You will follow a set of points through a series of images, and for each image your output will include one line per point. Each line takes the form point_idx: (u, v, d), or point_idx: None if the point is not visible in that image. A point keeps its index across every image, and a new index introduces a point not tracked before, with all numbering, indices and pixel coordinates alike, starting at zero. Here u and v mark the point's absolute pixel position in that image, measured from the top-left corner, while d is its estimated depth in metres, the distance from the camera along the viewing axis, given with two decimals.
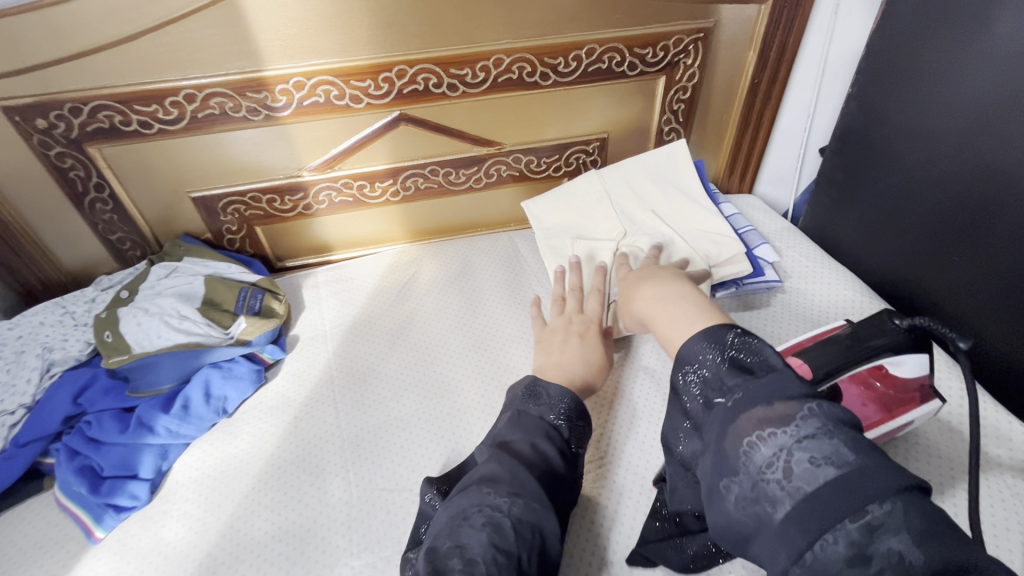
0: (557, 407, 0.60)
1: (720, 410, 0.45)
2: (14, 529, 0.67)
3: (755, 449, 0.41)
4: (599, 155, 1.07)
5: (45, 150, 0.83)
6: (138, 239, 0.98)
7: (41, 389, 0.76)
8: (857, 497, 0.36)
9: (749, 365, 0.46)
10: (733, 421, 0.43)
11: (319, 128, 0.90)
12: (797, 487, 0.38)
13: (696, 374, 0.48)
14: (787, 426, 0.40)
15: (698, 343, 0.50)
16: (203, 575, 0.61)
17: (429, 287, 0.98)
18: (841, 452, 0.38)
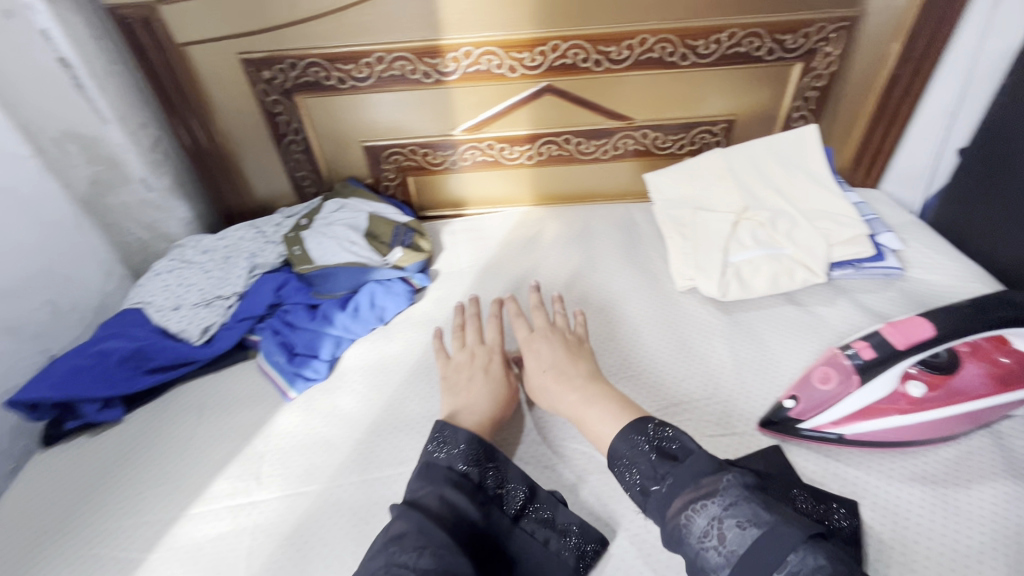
0: (469, 456, 0.63)
1: (657, 494, 0.57)
2: (228, 382, 0.86)
3: (693, 521, 0.52)
4: (724, 136, 1.13)
5: (265, 97, 1.03)
6: (316, 178, 1.17)
7: (247, 284, 0.96)
8: (774, 553, 0.47)
9: (672, 452, 0.59)
10: (669, 507, 0.55)
11: (476, 93, 1.04)
12: (731, 550, 0.49)
13: (632, 468, 0.60)
14: (714, 499, 0.52)
15: (626, 440, 0.62)
16: (371, 436, 0.76)
17: (554, 242, 1.09)
18: (758, 513, 0.50)
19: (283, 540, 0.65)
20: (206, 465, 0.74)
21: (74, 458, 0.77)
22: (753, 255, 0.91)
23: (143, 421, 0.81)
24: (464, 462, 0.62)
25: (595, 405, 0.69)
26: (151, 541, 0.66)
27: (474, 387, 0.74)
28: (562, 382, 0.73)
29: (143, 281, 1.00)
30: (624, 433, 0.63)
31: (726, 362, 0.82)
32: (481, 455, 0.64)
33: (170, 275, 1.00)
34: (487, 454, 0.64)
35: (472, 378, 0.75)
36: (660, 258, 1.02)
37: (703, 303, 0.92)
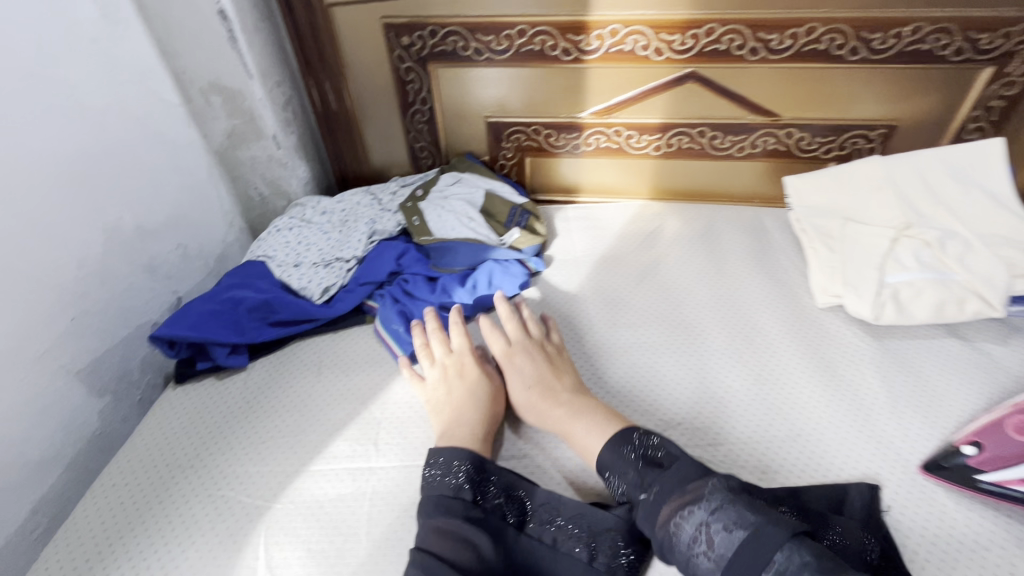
0: (462, 479, 0.62)
1: (647, 502, 0.57)
2: (345, 344, 0.87)
3: (682, 527, 0.52)
4: (880, 143, 1.02)
5: (400, 63, 1.03)
6: (434, 150, 1.17)
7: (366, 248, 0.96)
8: (759, 555, 0.47)
9: (658, 460, 0.60)
10: (658, 516, 0.55)
11: (614, 75, 0.99)
12: (719, 554, 0.49)
13: (619, 479, 0.61)
14: (699, 503, 0.53)
15: (614, 451, 0.63)
16: None
17: (675, 240, 1.02)
18: (742, 514, 0.50)
19: (401, 511, 0.64)
20: (325, 424, 0.74)
21: (202, 398, 0.80)
22: (915, 278, 0.82)
23: (265, 372, 0.83)
24: (458, 483, 0.61)
25: (573, 420, 0.69)
26: (275, 492, 0.67)
27: (456, 396, 0.72)
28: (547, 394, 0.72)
29: (266, 233, 1.02)
30: (612, 448, 0.63)
31: (877, 388, 0.75)
32: (475, 470, 0.63)
33: (292, 230, 1.01)
34: (480, 466, 0.63)
35: (457, 390, 0.73)
36: (797, 270, 0.94)
37: (848, 325, 0.84)
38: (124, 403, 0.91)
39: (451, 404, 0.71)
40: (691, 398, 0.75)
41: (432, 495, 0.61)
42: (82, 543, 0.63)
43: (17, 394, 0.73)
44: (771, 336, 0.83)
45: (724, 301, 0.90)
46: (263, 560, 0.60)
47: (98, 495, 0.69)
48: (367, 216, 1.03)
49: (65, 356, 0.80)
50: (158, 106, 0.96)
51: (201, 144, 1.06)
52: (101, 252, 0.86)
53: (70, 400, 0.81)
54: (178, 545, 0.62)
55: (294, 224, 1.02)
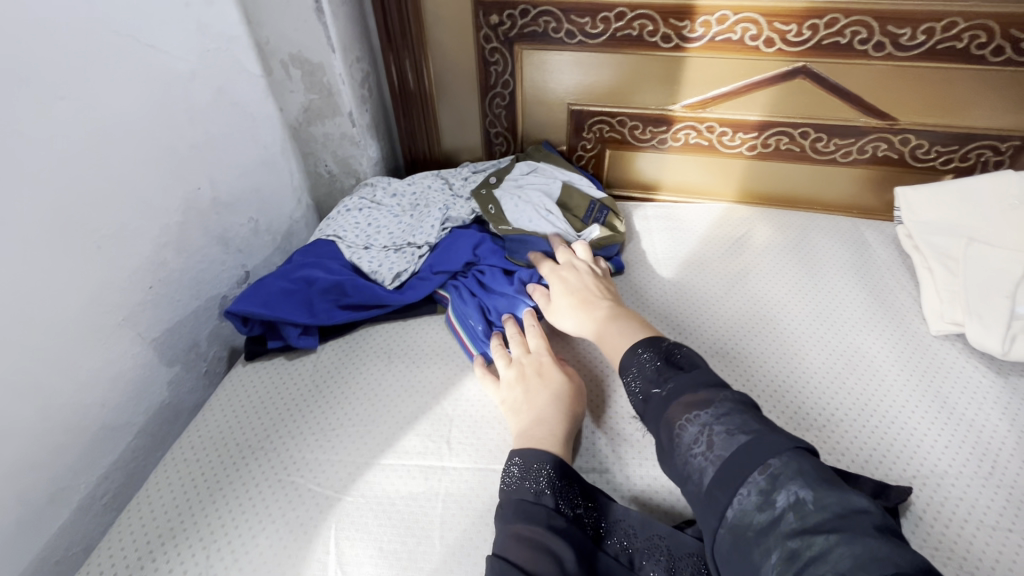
0: (542, 482, 0.56)
1: (653, 401, 0.52)
2: (415, 333, 0.84)
3: (688, 426, 0.47)
4: (1012, 157, 0.91)
5: (485, 43, 0.99)
6: (509, 137, 1.12)
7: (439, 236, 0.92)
8: (757, 457, 0.42)
9: (678, 363, 0.55)
10: (662, 413, 0.50)
11: (715, 66, 0.92)
12: (717, 455, 0.44)
13: (635, 380, 0.56)
14: (707, 408, 0.48)
15: (633, 353, 0.58)
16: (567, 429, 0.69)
17: (766, 248, 0.95)
18: (747, 423, 0.45)
19: (477, 518, 0.61)
20: (396, 417, 0.72)
21: (271, 377, 0.78)
22: None
23: (334, 356, 0.81)
24: (535, 486, 0.55)
25: (606, 324, 0.68)
26: (346, 483, 0.65)
27: (533, 392, 0.66)
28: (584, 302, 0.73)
29: (337, 211, 0.99)
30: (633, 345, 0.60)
31: (1004, 426, 0.67)
32: (559, 476, 0.56)
33: (364, 211, 0.98)
34: (565, 473, 0.57)
35: (533, 388, 0.67)
36: (907, 291, 0.85)
37: (967, 357, 0.76)
38: (192, 375, 0.91)
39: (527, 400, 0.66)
40: (788, 411, 0.70)
41: (510, 499, 0.55)
42: (156, 517, 0.63)
43: (97, 357, 0.73)
44: (876, 353, 0.77)
45: (822, 314, 0.83)
46: (334, 556, 0.58)
47: (170, 468, 0.68)
48: (441, 200, 1.00)
49: (142, 324, 0.80)
50: (240, 76, 0.95)
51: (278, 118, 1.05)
52: (181, 221, 0.86)
53: (144, 369, 0.82)
54: (249, 529, 0.61)
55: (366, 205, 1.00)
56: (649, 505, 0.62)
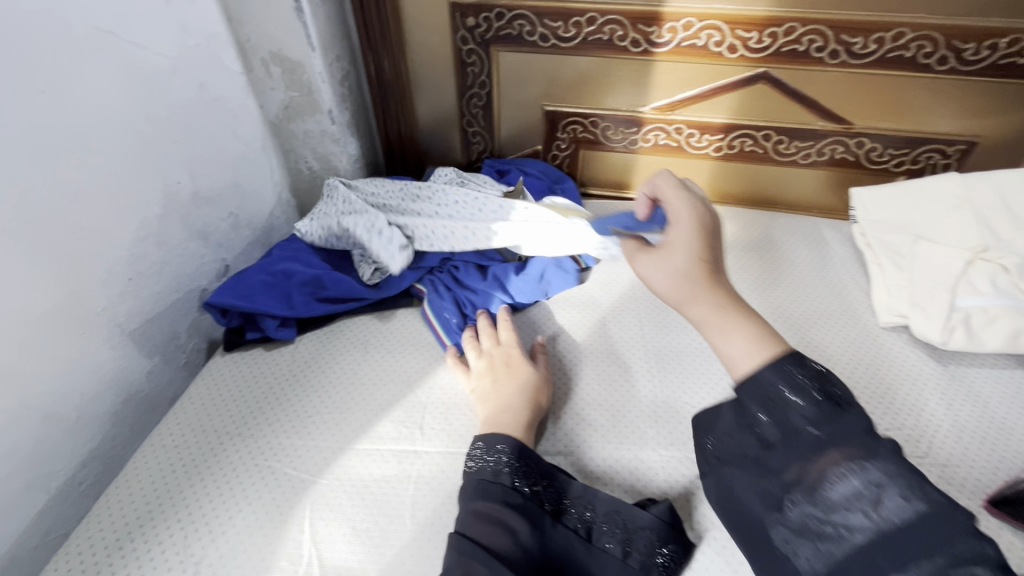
0: (506, 466, 0.59)
1: (788, 440, 0.41)
2: (391, 324, 0.87)
3: (843, 482, 0.37)
4: (958, 160, 0.97)
5: (462, 44, 1.02)
6: (486, 136, 1.16)
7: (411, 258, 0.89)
8: (933, 544, 0.34)
9: (833, 394, 0.41)
10: (793, 463, 0.40)
11: (683, 70, 0.96)
12: (883, 522, 0.35)
13: (767, 399, 0.43)
14: (873, 460, 0.37)
15: (779, 372, 0.43)
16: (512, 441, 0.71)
17: (730, 245, 1.00)
18: (925, 489, 0.36)
19: (447, 498, 0.64)
20: (371, 405, 0.74)
21: (250, 367, 0.81)
22: (990, 304, 0.78)
23: (312, 346, 0.83)
24: (497, 468, 0.59)
25: (731, 319, 0.49)
26: (321, 467, 0.67)
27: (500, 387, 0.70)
28: (667, 279, 0.53)
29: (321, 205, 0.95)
30: (779, 360, 0.44)
31: (937, 407, 0.73)
32: (518, 456, 0.60)
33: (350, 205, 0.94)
34: (524, 454, 0.61)
35: (500, 381, 0.71)
36: (859, 285, 0.90)
37: (910, 346, 0.81)
38: (171, 366, 0.92)
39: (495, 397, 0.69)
40: None
41: (473, 478, 0.58)
42: (134, 501, 0.65)
43: (76, 347, 0.75)
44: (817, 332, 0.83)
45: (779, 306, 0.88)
46: (309, 535, 0.61)
47: (149, 454, 0.70)
48: (436, 189, 0.95)
49: (121, 316, 0.81)
50: (221, 73, 0.96)
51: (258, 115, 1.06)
52: (160, 215, 0.87)
53: (122, 360, 0.83)
54: (226, 511, 0.63)
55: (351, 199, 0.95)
56: (609, 484, 0.66)
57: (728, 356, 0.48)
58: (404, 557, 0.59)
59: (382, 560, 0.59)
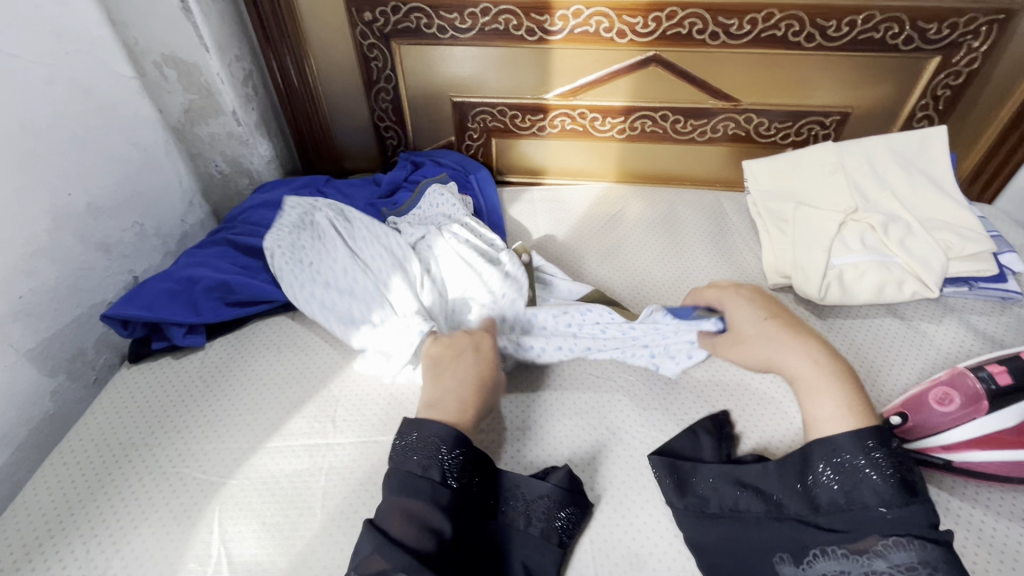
0: (440, 460, 0.57)
1: (861, 512, 0.52)
2: (304, 321, 0.87)
3: (896, 551, 0.49)
4: (835, 129, 1.05)
5: (362, 39, 1.02)
6: (398, 130, 1.17)
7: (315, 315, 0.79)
8: None
9: None
10: (860, 531, 0.51)
11: (578, 57, 0.99)
12: None
13: None
14: None
15: (859, 443, 0.55)
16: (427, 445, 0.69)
17: (637, 222, 1.05)
18: None
19: (357, 485, 0.65)
20: (283, 403, 0.75)
21: (158, 377, 0.79)
22: (859, 260, 0.85)
23: (224, 351, 0.83)
24: (426, 462, 0.57)
25: (824, 385, 0.61)
26: (231, 468, 0.67)
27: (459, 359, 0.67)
28: (747, 346, 0.69)
29: (278, 256, 0.83)
30: (860, 433, 0.56)
31: None
32: (452, 449, 0.58)
33: (313, 263, 0.82)
34: (459, 444, 0.59)
35: (466, 354, 0.68)
36: (752, 252, 0.97)
37: (795, 304, 0.88)
38: (77, 384, 0.90)
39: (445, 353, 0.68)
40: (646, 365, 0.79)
41: (401, 471, 0.57)
42: (31, 523, 0.63)
43: None
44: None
45: (682, 276, 0.93)
46: (217, 534, 0.61)
47: (49, 473, 0.68)
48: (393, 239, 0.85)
49: (13, 336, 0.78)
50: (109, 79, 0.93)
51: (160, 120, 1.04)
52: (50, 230, 0.84)
53: (18, 382, 0.80)
54: (130, 521, 0.63)
55: (314, 255, 0.83)
56: (514, 456, 0.69)
57: (814, 416, 0.60)
58: (312, 545, 0.60)
59: (291, 552, 0.60)
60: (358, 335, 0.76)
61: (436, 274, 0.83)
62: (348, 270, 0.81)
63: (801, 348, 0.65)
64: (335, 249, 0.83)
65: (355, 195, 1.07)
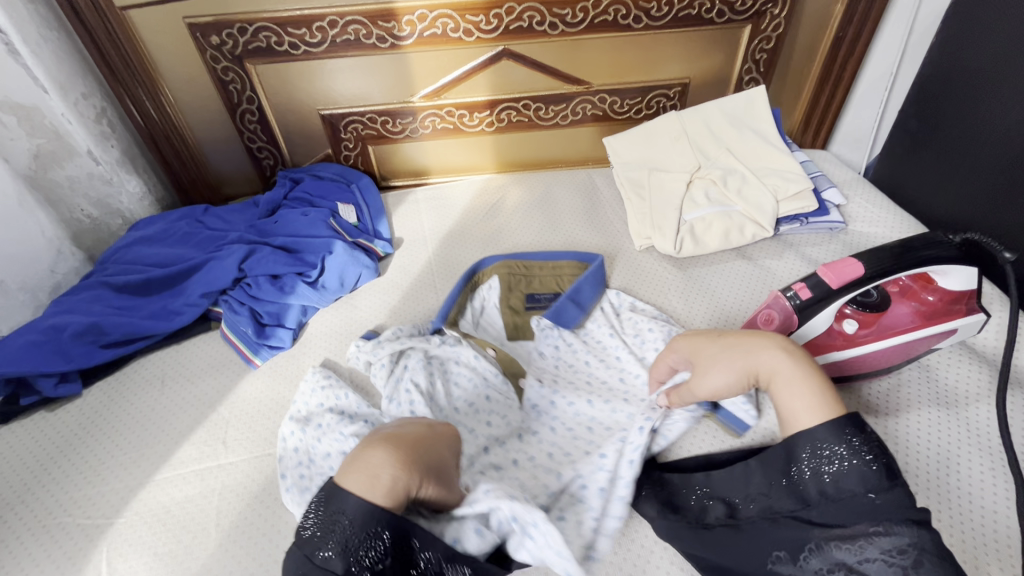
0: (356, 543, 0.46)
1: (854, 497, 0.49)
2: (191, 350, 0.86)
3: (887, 536, 0.46)
4: (680, 100, 1.16)
5: (215, 63, 1.03)
6: (272, 149, 1.17)
7: None
8: None
9: None
10: (856, 516, 0.48)
11: (433, 58, 1.04)
12: None
13: None
14: None
15: (837, 434, 0.50)
16: None
17: (517, 208, 1.10)
18: None
19: (252, 498, 0.66)
20: (170, 433, 0.74)
21: (30, 434, 0.76)
22: (706, 213, 0.96)
23: (102, 395, 0.80)
24: (341, 542, 0.46)
25: (802, 376, 0.55)
26: (117, 507, 0.66)
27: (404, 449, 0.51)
28: (709, 362, 0.60)
29: (284, 441, 0.70)
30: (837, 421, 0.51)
31: (681, 305, 0.87)
32: (371, 528, 0.46)
33: (314, 453, 0.67)
34: (378, 524, 0.46)
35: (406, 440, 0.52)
36: (621, 220, 1.05)
37: (659, 260, 0.96)
38: None
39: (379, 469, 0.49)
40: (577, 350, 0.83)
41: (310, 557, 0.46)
42: None
43: None
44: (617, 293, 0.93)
45: (561, 277, 0.92)
46: (106, 573, 0.60)
47: None
48: (331, 380, 0.75)
49: None
50: None
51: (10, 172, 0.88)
52: None
53: None
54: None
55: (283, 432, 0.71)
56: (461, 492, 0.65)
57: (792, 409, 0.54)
58: (210, 564, 0.61)
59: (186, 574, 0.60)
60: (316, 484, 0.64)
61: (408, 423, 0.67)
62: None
63: (770, 344, 0.58)
64: (337, 434, 0.67)
65: (236, 219, 1.06)
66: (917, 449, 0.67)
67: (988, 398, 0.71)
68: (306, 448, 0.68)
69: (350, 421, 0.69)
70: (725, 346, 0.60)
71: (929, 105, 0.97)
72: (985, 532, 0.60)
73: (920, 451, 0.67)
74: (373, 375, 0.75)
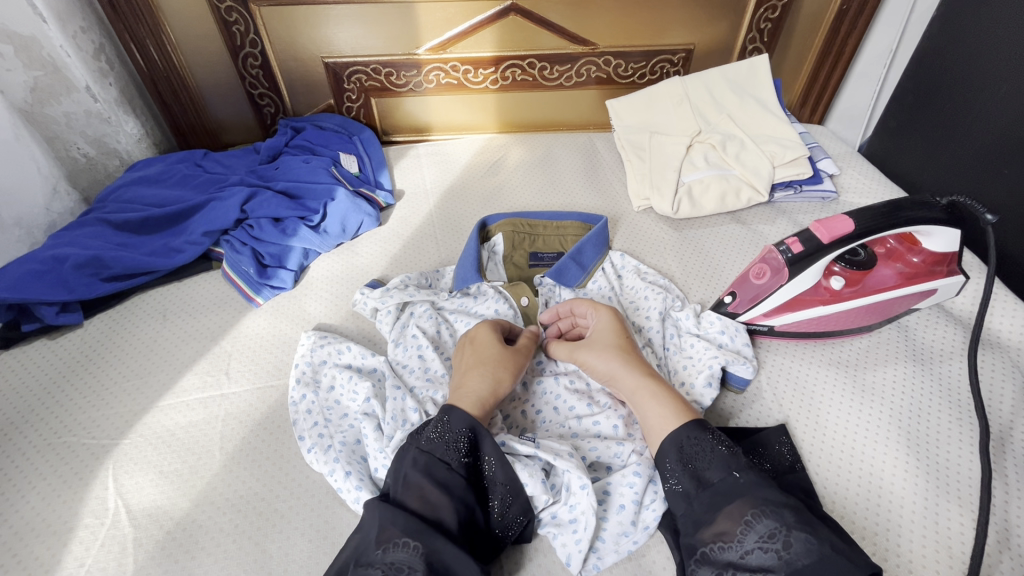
0: (450, 441, 0.55)
1: (723, 483, 0.52)
2: (193, 289, 0.87)
3: (757, 522, 0.48)
4: (684, 66, 1.17)
5: (218, 3, 1.01)
6: (274, 96, 1.17)
7: (363, 459, 0.62)
8: None
9: None
10: (727, 500, 0.51)
11: (440, 10, 1.04)
12: None
13: None
14: None
15: (695, 433, 0.56)
16: (351, 466, 0.61)
17: (518, 166, 1.11)
18: None
19: (256, 425, 0.68)
20: (174, 364, 0.75)
21: (33, 360, 0.77)
22: (704, 176, 0.98)
23: (103, 327, 0.81)
24: (440, 443, 0.55)
25: (658, 390, 0.60)
26: (122, 429, 0.68)
27: (468, 359, 0.64)
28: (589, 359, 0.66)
29: (294, 405, 0.69)
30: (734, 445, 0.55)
31: (679, 267, 0.90)
32: (463, 430, 0.56)
33: (330, 413, 0.67)
34: (470, 427, 0.56)
35: (468, 351, 0.66)
36: (621, 183, 1.06)
37: (657, 221, 0.98)
38: None
39: (462, 372, 0.63)
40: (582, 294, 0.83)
41: (417, 447, 0.55)
42: None
43: None
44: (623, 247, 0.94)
45: (565, 237, 0.92)
46: (114, 489, 0.62)
47: None
48: (335, 340, 0.74)
49: None
50: None
51: (5, 103, 0.86)
52: None
53: None
54: (20, 495, 0.62)
55: (290, 391, 0.70)
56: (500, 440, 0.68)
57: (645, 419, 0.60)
58: (215, 483, 0.63)
59: (193, 491, 0.62)
60: (334, 444, 0.63)
61: (416, 366, 0.69)
62: (362, 419, 0.64)
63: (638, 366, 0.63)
64: (351, 392, 0.68)
65: (235, 164, 1.05)
66: (892, 400, 0.71)
67: (962, 356, 0.75)
68: (318, 407, 0.68)
69: (359, 375, 0.69)
70: (608, 351, 0.65)
71: (926, 81, 0.99)
72: (951, 474, 0.63)
73: (895, 402, 0.70)
74: (379, 322, 0.77)
